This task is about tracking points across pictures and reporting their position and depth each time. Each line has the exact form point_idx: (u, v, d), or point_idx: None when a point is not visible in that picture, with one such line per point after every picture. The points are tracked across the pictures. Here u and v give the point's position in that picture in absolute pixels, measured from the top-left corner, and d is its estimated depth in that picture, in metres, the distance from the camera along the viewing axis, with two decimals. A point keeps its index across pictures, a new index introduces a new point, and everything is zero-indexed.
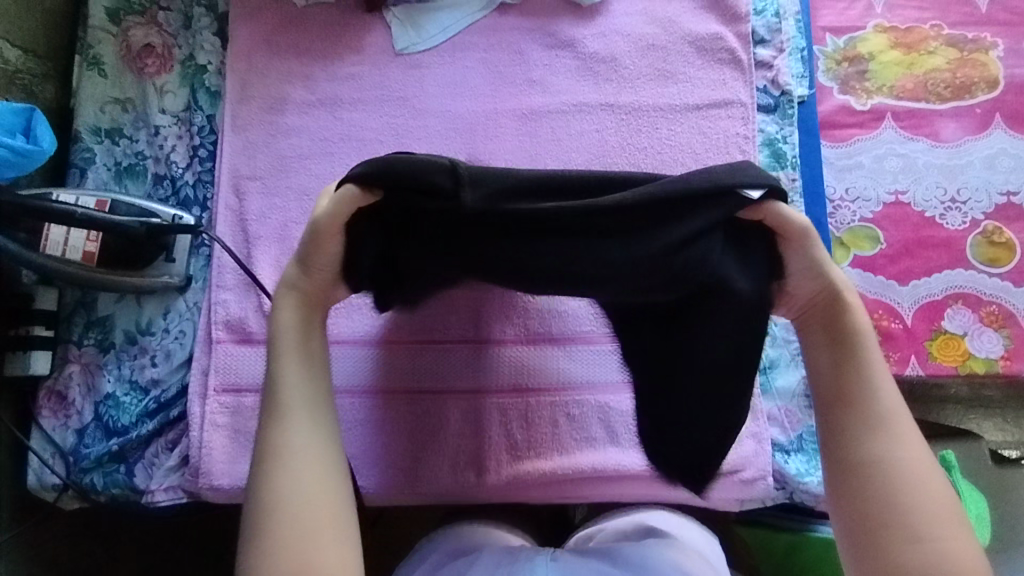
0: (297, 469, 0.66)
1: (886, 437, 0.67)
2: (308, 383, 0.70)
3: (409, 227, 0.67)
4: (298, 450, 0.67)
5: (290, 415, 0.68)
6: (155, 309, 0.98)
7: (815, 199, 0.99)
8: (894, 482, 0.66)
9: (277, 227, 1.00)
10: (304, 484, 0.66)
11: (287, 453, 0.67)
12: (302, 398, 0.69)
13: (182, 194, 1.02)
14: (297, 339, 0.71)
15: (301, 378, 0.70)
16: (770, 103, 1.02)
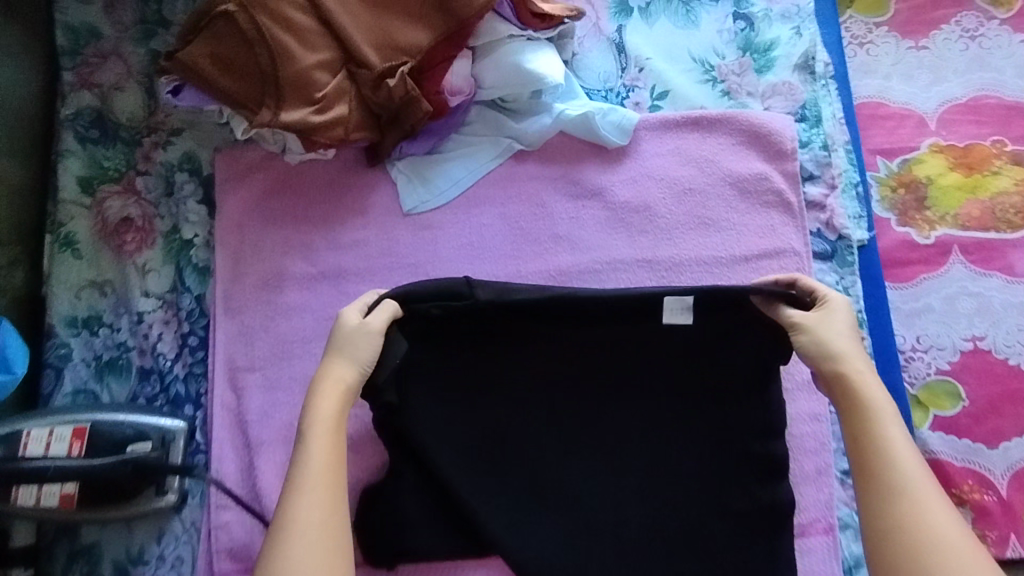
0: (302, 551, 0.62)
1: (925, 511, 0.62)
2: (328, 469, 0.67)
3: (438, 357, 0.83)
4: (310, 528, 0.63)
5: (305, 491, 0.65)
6: (147, 533, 0.85)
7: (886, 359, 0.88)
8: (938, 554, 0.60)
9: (282, 427, 0.88)
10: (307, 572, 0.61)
11: (296, 532, 0.63)
12: (318, 481, 0.66)
13: (172, 391, 0.90)
14: (322, 428, 0.69)
15: (320, 456, 0.67)
16: (826, 250, 0.91)
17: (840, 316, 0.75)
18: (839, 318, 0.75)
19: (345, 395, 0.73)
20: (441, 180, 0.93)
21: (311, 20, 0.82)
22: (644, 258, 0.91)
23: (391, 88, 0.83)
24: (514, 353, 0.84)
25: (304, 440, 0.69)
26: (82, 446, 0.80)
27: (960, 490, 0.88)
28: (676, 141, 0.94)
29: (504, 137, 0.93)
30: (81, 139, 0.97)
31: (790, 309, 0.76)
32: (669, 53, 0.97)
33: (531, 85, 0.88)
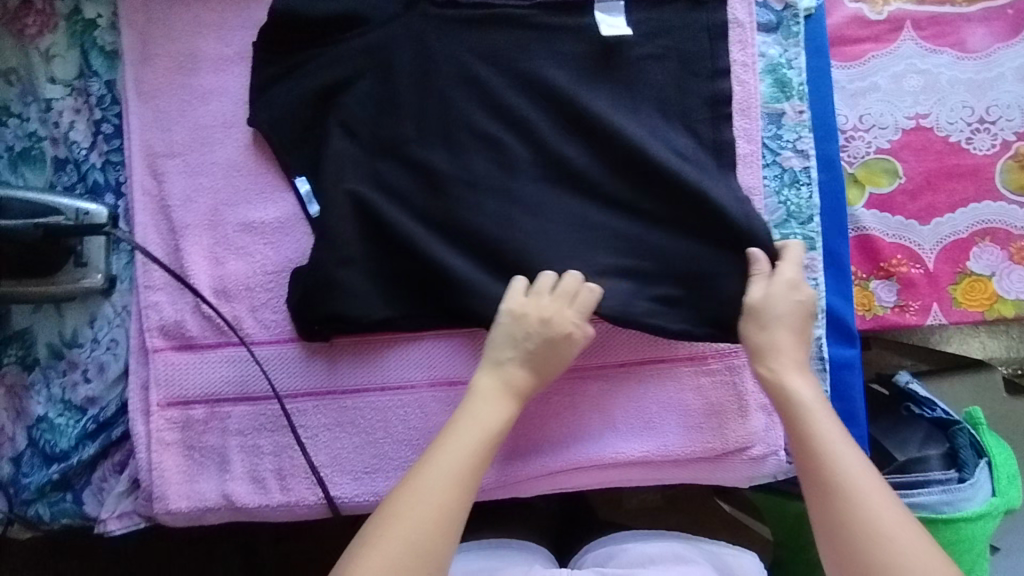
0: (423, 507, 0.65)
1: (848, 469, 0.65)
2: (462, 466, 0.69)
3: (391, 94, 0.84)
4: (434, 492, 0.66)
5: (444, 469, 0.68)
6: (79, 318, 0.86)
7: (825, 132, 0.86)
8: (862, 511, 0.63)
9: (207, 213, 0.86)
10: (420, 524, 0.64)
11: (414, 498, 0.66)
12: (472, 434, 0.71)
13: (90, 180, 0.87)
14: (490, 411, 0.73)
15: (463, 444, 0.70)
16: (772, 21, 0.87)
17: (799, 284, 0.77)
18: (790, 284, 0.76)
19: (563, 334, 0.76)
20: None
21: None
22: (575, 27, 0.85)
23: None
24: (465, 89, 0.84)
25: (501, 379, 0.75)
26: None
27: (888, 263, 0.88)
28: None
29: None
30: None
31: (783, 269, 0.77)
32: None
33: None
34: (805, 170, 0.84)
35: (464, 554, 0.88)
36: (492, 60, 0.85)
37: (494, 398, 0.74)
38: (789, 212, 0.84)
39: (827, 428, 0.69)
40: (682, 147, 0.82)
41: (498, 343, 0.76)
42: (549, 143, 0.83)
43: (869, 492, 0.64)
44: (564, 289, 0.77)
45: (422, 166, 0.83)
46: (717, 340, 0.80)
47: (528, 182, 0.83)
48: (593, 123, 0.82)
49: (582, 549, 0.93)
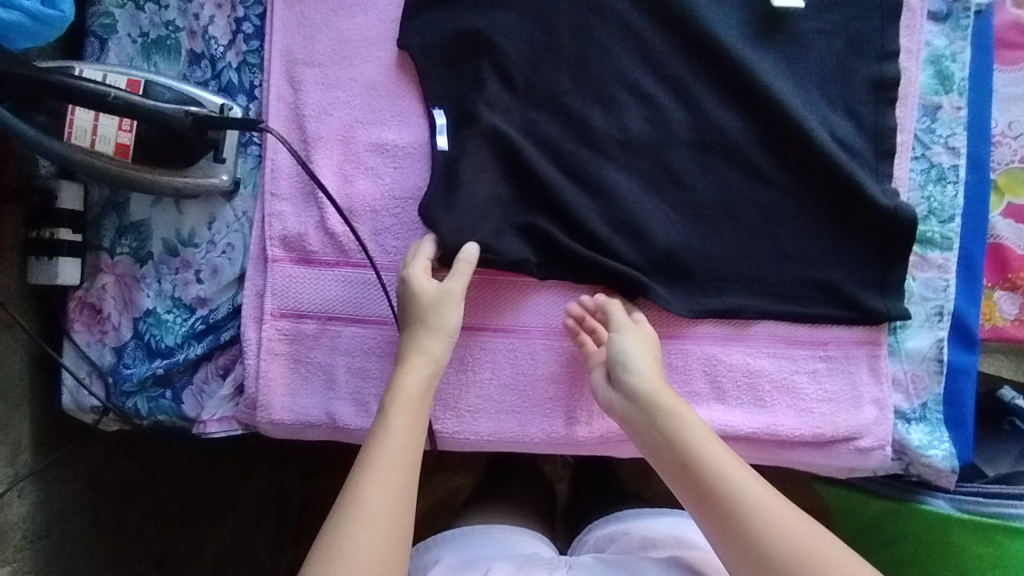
0: (365, 519, 0.63)
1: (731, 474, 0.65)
2: (400, 461, 0.68)
3: (546, 32, 0.82)
4: (375, 496, 0.65)
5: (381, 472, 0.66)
6: (197, 217, 0.84)
7: (979, 132, 0.83)
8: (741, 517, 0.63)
9: (340, 128, 0.84)
10: (371, 529, 0.63)
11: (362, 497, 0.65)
12: (401, 436, 0.69)
13: (224, 79, 0.85)
14: (412, 391, 0.72)
15: (400, 434, 0.69)
16: (942, 10, 0.84)
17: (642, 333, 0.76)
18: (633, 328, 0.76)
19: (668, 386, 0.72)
20: None
21: None
22: None
23: None
24: (622, 39, 0.83)
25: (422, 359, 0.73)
26: (134, 122, 0.76)
27: (1015, 276, 0.86)
28: None
29: None
30: None
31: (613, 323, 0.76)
32: None
33: None
34: (954, 168, 0.83)
35: (461, 540, 0.91)
36: (655, 18, 0.83)
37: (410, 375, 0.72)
38: (931, 208, 0.83)
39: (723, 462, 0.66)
40: (844, 131, 0.82)
41: (405, 340, 0.75)
42: (704, 109, 0.82)
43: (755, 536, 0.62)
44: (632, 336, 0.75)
45: (565, 110, 0.82)
46: (851, 322, 0.82)
47: (678, 146, 0.82)
48: (754, 94, 0.81)
49: (595, 525, 0.98)
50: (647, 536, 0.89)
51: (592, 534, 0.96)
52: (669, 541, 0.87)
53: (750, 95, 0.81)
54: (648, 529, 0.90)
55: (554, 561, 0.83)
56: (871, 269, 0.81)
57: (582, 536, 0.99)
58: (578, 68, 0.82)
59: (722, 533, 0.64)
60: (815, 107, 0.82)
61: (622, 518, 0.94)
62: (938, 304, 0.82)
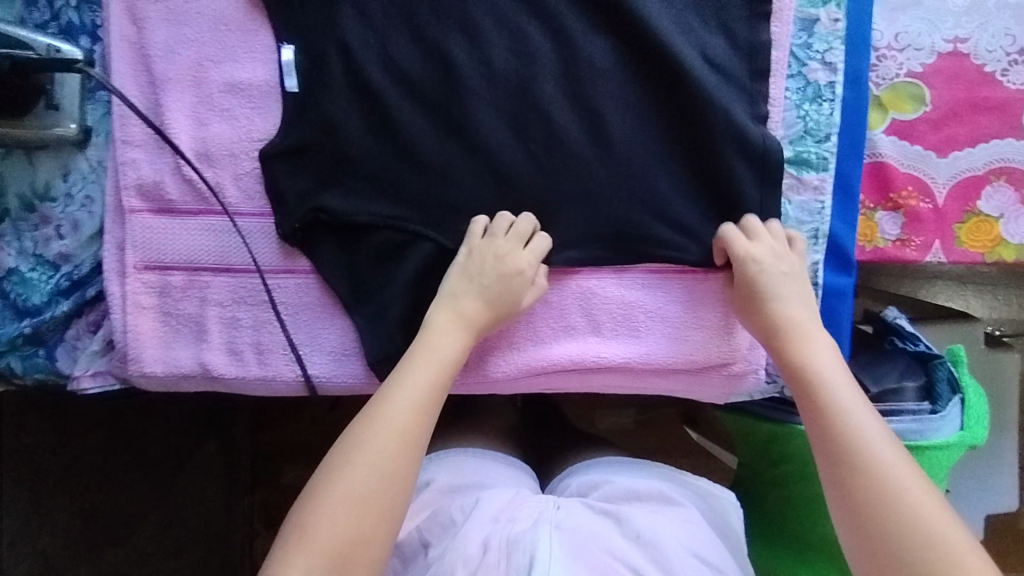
0: (389, 439, 0.68)
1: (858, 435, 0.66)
2: (425, 396, 0.71)
3: None
4: (405, 424, 0.69)
5: (385, 430, 0.68)
6: (51, 169, 0.81)
7: (858, 47, 0.80)
8: (856, 472, 0.65)
9: (190, 67, 0.79)
10: (389, 446, 0.67)
11: (394, 419, 0.69)
12: (431, 370, 0.72)
13: (64, 20, 0.80)
14: (437, 374, 0.72)
15: (426, 381, 0.72)
16: None
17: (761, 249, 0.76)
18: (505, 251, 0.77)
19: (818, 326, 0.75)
20: None
21: None
22: None
23: None
24: None
25: (453, 314, 0.76)
26: None
27: (897, 195, 0.85)
28: None
29: None
30: None
31: (502, 233, 0.77)
32: None
33: None
34: (830, 85, 0.80)
35: (470, 463, 0.95)
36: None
37: (449, 338, 0.75)
38: (806, 128, 0.81)
39: (849, 403, 0.69)
40: (715, 50, 0.79)
41: (456, 288, 0.77)
42: (568, 33, 0.79)
43: (869, 466, 0.64)
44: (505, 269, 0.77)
45: (427, 43, 0.80)
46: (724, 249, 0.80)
47: (541, 75, 0.80)
48: (622, 15, 0.79)
49: (578, 469, 0.99)
50: (632, 486, 0.89)
51: (573, 475, 0.98)
52: (654, 495, 0.88)
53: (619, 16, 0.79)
54: (636, 480, 0.90)
55: (543, 498, 0.85)
56: (747, 195, 0.80)
57: (562, 477, 1.02)
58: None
59: (838, 462, 0.66)
60: (684, 25, 0.79)
61: (606, 466, 0.95)
62: (813, 226, 0.81)
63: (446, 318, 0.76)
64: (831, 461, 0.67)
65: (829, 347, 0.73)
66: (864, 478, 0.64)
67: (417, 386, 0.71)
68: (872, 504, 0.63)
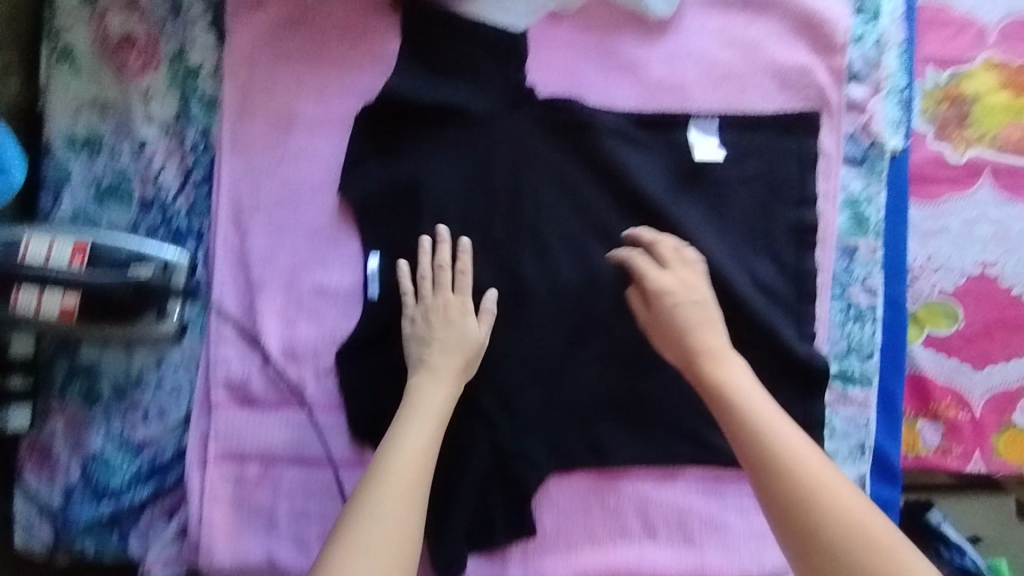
0: (402, 470, 0.70)
1: (781, 439, 0.67)
2: (426, 435, 0.73)
3: (484, 180, 0.87)
4: (408, 463, 0.71)
5: (396, 452, 0.71)
6: (146, 359, 0.87)
7: (896, 273, 0.87)
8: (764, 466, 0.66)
9: (284, 272, 0.87)
10: (405, 479, 0.70)
11: (400, 446, 0.72)
12: (432, 403, 0.76)
13: (174, 225, 0.88)
14: (428, 422, 0.74)
15: (412, 436, 0.73)
16: (857, 156, 0.87)
17: (670, 251, 0.81)
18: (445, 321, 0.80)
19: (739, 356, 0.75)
20: (473, 32, 0.87)
21: None
22: (668, 142, 0.87)
23: None
24: (556, 187, 0.87)
25: (429, 372, 0.78)
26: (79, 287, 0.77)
27: (937, 406, 0.91)
28: (722, 18, 0.87)
29: None
30: None
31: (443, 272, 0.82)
32: None
33: None
34: (871, 308, 0.87)
35: None
36: (588, 168, 0.87)
37: (435, 390, 0.77)
38: (850, 346, 0.87)
39: (775, 424, 0.68)
40: (766, 275, 0.86)
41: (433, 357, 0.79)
42: (631, 254, 0.86)
43: (803, 485, 0.64)
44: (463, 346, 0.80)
45: (502, 257, 0.87)
46: None
47: (604, 292, 0.87)
48: (680, 240, 0.85)
49: None
50: None
51: None
52: None
53: (678, 240, 0.85)
54: None
55: None
56: (792, 408, 0.85)
57: None
58: (511, 217, 0.87)
59: (765, 473, 0.66)
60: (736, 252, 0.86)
61: None
62: (859, 439, 0.86)
63: (422, 377, 0.78)
64: (753, 467, 0.67)
65: (746, 372, 0.73)
66: (816, 518, 0.62)
67: (422, 414, 0.75)
68: (817, 531, 0.62)
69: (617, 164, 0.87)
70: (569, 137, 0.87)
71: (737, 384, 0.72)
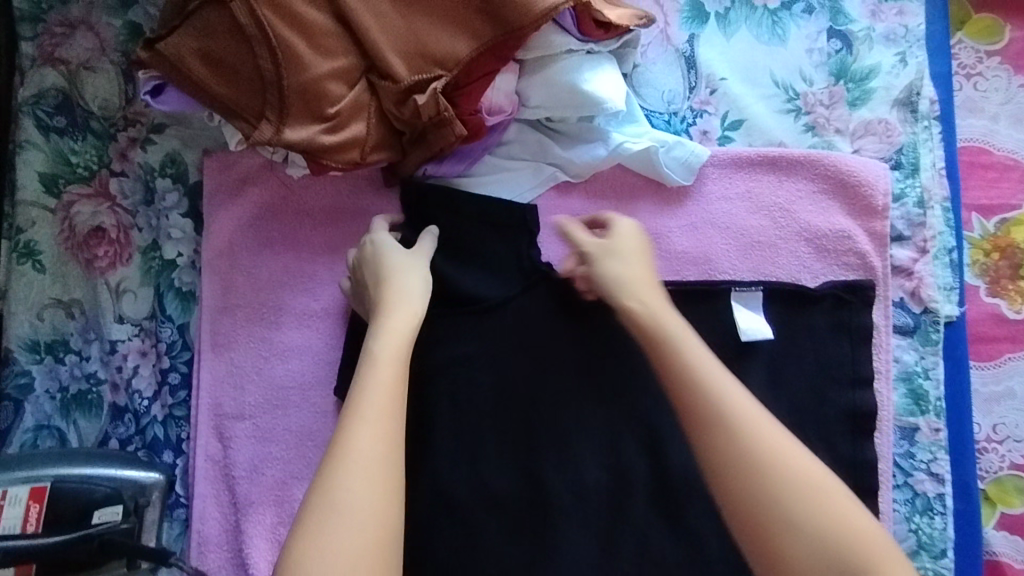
0: (368, 447, 0.52)
1: (767, 440, 0.53)
2: (393, 397, 0.56)
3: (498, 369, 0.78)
4: (372, 438, 0.53)
5: (362, 422, 0.54)
6: None
7: (961, 457, 0.78)
8: (694, 400, 0.55)
9: (273, 486, 0.76)
10: (370, 457, 0.52)
11: (360, 412, 0.54)
12: (391, 356, 0.59)
13: (149, 434, 0.78)
14: (394, 365, 0.59)
15: (373, 397, 0.55)
16: (908, 324, 0.79)
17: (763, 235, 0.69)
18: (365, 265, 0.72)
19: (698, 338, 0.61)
20: (473, 212, 0.77)
21: (326, 18, 0.67)
22: (700, 320, 0.77)
23: (418, 106, 0.69)
24: (578, 375, 0.78)
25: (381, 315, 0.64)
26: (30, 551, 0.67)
27: None
28: (748, 182, 0.80)
29: (546, 164, 0.79)
30: (44, 128, 0.81)
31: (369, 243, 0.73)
32: (748, 75, 0.83)
33: (582, 108, 0.74)
34: (939, 497, 0.76)
35: None
36: (610, 353, 0.78)
37: (390, 333, 0.61)
38: (919, 541, 0.76)
39: (756, 438, 0.53)
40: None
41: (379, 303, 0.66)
42: (665, 448, 0.76)
43: (820, 498, 0.51)
44: (390, 265, 0.70)
45: (519, 456, 0.77)
46: None
47: (637, 491, 0.76)
48: None
49: None
50: None
51: None
52: None
53: None
54: None
55: None
56: None
57: None
58: (528, 411, 0.77)
59: (757, 494, 0.51)
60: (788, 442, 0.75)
61: None
62: None
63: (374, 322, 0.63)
64: (729, 488, 0.52)
65: (707, 351, 0.59)
66: (794, 525, 0.50)
67: (370, 389, 0.56)
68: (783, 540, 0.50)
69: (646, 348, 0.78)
70: (589, 317, 0.78)
71: (719, 381, 0.55)
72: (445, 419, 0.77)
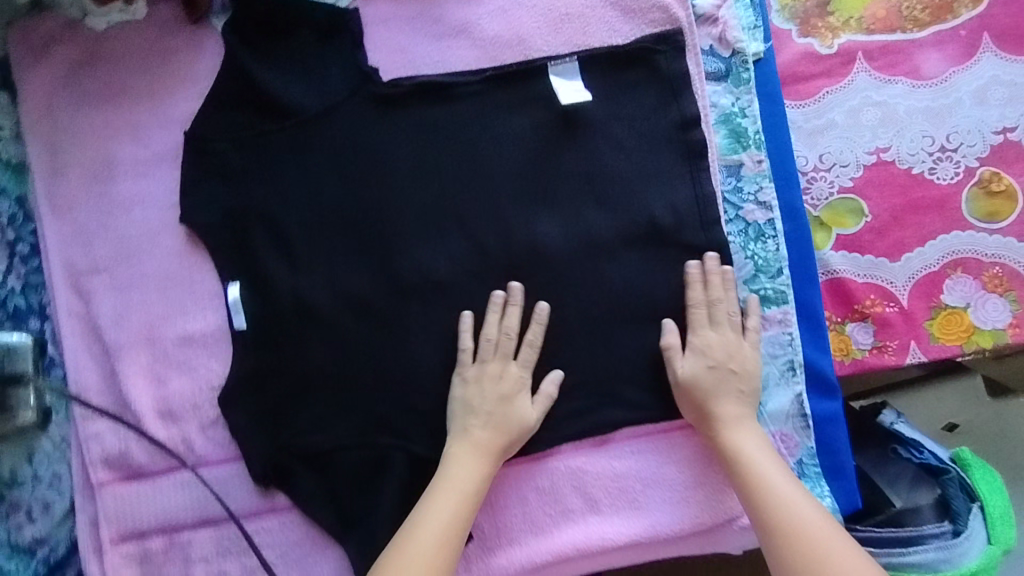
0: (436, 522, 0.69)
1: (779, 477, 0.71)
2: (468, 490, 0.71)
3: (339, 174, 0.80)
4: (454, 492, 0.71)
5: (442, 488, 0.71)
6: (12, 456, 0.77)
7: (787, 181, 0.83)
8: (758, 481, 0.71)
9: (141, 328, 0.79)
10: (442, 518, 0.69)
11: (441, 490, 0.71)
12: (473, 446, 0.74)
13: (9, 305, 0.79)
14: (485, 435, 0.74)
15: (456, 471, 0.72)
16: (720, 69, 0.83)
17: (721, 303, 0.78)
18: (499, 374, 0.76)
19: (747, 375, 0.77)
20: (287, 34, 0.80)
21: None
22: (522, 97, 0.81)
23: None
24: (417, 171, 0.80)
25: (470, 443, 0.74)
26: None
27: (861, 306, 0.86)
28: None
29: None
30: None
31: (492, 324, 0.77)
32: None
33: None
34: (769, 223, 0.82)
35: None
36: (445, 145, 0.81)
37: (500, 408, 0.75)
38: (757, 266, 0.82)
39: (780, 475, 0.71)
40: (652, 214, 0.80)
41: (478, 431, 0.74)
42: (513, 224, 0.80)
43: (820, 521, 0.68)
44: (507, 430, 0.74)
45: (373, 256, 0.80)
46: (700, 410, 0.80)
47: (490, 266, 0.80)
48: (555, 196, 0.80)
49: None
50: None
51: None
52: None
53: (550, 205, 0.80)
54: None
55: None
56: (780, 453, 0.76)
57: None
58: (376, 212, 0.80)
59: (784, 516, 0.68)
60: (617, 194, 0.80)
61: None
62: (788, 358, 0.81)
63: (459, 447, 0.74)
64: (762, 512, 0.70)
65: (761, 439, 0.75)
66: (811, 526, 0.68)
67: (462, 473, 0.72)
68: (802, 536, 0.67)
69: (479, 132, 0.81)
70: (420, 116, 0.81)
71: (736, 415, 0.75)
72: (297, 236, 0.80)
